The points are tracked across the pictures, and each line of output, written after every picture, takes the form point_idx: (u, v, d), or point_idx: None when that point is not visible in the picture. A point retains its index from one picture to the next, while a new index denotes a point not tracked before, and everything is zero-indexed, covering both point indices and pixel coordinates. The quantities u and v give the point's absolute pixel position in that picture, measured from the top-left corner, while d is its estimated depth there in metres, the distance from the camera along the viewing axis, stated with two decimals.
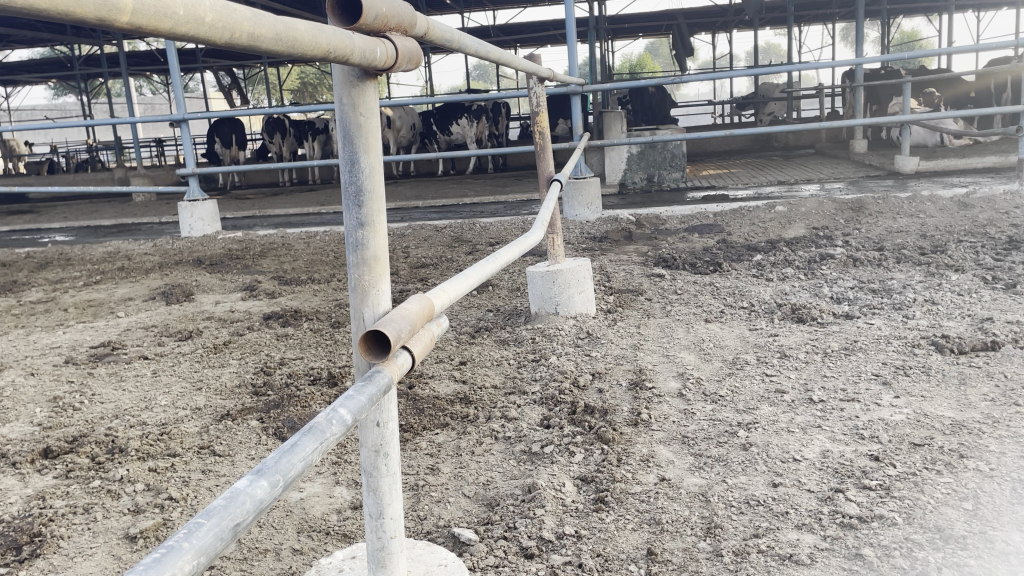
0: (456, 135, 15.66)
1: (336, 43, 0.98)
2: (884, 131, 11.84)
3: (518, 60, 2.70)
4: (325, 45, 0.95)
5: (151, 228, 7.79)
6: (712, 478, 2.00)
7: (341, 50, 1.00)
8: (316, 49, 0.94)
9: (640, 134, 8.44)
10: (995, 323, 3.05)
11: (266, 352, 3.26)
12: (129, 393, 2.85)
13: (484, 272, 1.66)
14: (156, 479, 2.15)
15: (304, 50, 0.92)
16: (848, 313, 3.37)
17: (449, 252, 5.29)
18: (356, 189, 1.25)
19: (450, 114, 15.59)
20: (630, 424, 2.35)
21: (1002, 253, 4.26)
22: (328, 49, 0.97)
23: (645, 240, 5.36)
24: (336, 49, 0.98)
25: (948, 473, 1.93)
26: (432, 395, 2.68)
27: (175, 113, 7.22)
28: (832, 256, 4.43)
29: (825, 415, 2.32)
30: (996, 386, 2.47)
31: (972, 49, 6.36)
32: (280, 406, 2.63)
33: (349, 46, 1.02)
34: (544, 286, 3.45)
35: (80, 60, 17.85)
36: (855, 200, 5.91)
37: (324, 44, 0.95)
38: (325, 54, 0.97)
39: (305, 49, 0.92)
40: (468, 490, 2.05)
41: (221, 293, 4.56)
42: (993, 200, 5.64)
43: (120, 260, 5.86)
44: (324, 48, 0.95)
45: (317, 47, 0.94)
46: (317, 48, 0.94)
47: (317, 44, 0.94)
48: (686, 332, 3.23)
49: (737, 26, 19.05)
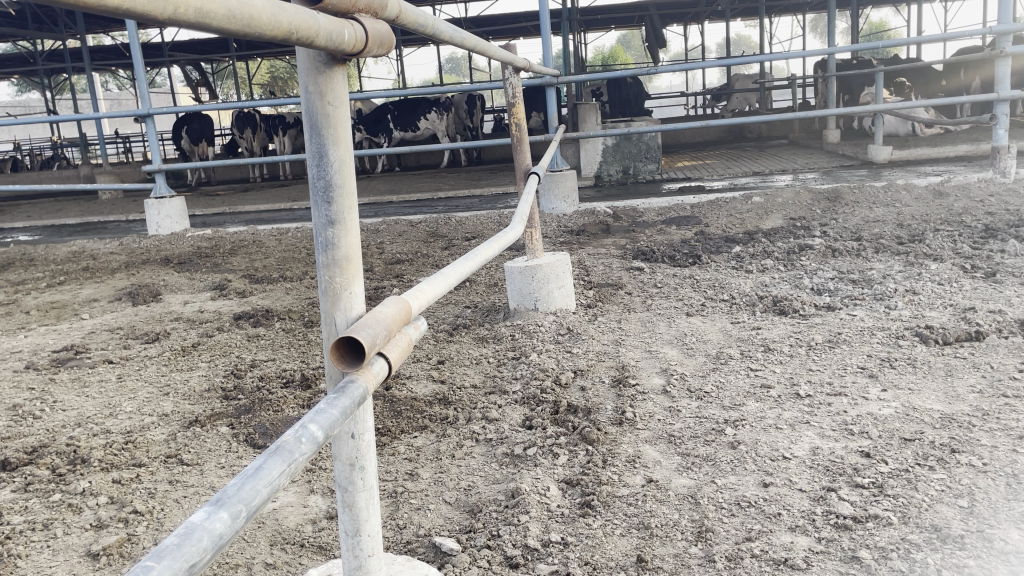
0: (422, 130, 15.51)
1: (298, 23, 0.90)
2: (856, 121, 11.91)
3: (494, 48, 2.60)
4: (284, 24, 0.87)
5: (118, 226, 7.61)
6: (700, 479, 1.94)
7: (304, 32, 0.92)
8: (274, 28, 0.86)
9: (614, 126, 8.37)
10: (978, 313, 3.03)
11: (237, 354, 3.16)
12: (93, 400, 2.73)
13: (464, 271, 1.58)
14: (120, 491, 2.05)
15: (260, 28, 0.84)
16: (830, 304, 3.33)
17: (424, 248, 5.20)
18: (325, 184, 1.16)
19: (417, 109, 15.48)
20: (614, 423, 2.28)
21: (979, 241, 4.26)
22: (290, 30, 0.89)
23: (623, 233, 5.30)
24: (298, 31, 0.90)
25: (941, 468, 1.89)
26: (410, 396, 2.59)
27: (140, 108, 7.02)
28: (811, 247, 4.40)
29: (813, 410, 2.27)
30: (982, 377, 2.44)
31: (944, 39, 6.37)
32: (252, 410, 2.53)
33: (313, 27, 0.93)
34: (522, 282, 3.37)
35: (42, 55, 17.40)
36: (831, 189, 5.90)
37: (282, 24, 0.87)
38: (285, 35, 0.89)
39: (262, 27, 0.85)
40: (448, 497, 1.97)
41: (189, 293, 4.43)
42: (968, 187, 5.66)
43: (85, 260, 5.70)
44: (282, 28, 0.87)
45: (276, 25, 0.86)
46: (275, 28, 0.86)
47: (274, 23, 0.86)
48: (668, 327, 3.17)
49: (709, 17, 19.10)
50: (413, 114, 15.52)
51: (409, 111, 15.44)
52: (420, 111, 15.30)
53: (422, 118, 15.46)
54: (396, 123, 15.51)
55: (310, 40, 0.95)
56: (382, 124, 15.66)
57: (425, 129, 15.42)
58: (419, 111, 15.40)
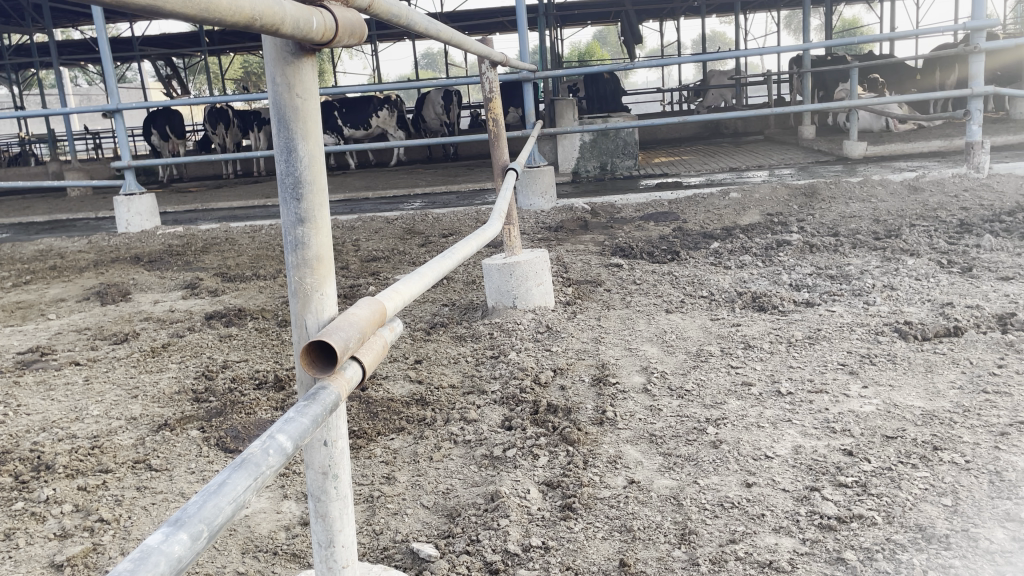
0: (374, 128, 15.37)
1: (261, 10, 0.85)
2: (829, 117, 11.98)
3: (471, 41, 2.53)
4: (246, 9, 0.82)
5: (87, 224, 7.47)
6: (682, 480, 1.91)
7: (268, 19, 0.86)
8: (236, 14, 0.81)
9: (591, 122, 8.34)
10: (956, 308, 3.02)
11: (208, 355, 3.09)
12: (58, 403, 2.65)
13: (441, 270, 1.53)
14: (85, 498, 1.98)
15: (220, 14, 0.79)
16: (808, 300, 3.32)
17: (401, 245, 5.13)
18: (294, 181, 1.11)
19: (367, 107, 15.32)
20: (595, 423, 2.25)
21: (955, 236, 4.27)
22: (252, 17, 0.84)
23: (601, 229, 5.28)
24: (260, 17, 0.85)
25: (923, 466, 1.87)
26: (386, 397, 2.54)
27: (109, 103, 6.87)
28: (789, 243, 4.39)
29: (794, 408, 2.25)
30: (963, 372, 2.43)
31: (918, 36, 6.40)
32: (223, 413, 2.46)
33: (278, 14, 0.88)
34: (501, 279, 3.33)
35: (9, 49, 17.04)
36: (807, 185, 5.91)
37: (243, 10, 0.82)
38: (247, 21, 0.83)
39: (222, 13, 0.79)
40: (427, 501, 1.92)
41: (160, 292, 4.34)
42: (942, 183, 5.69)
43: (52, 258, 5.57)
44: (244, 13, 0.82)
45: (237, 11, 0.81)
46: (237, 14, 0.81)
47: (235, 9, 0.81)
48: (648, 324, 3.14)
49: (685, 14, 19.12)
50: (363, 112, 15.40)
51: (359, 108, 15.29)
52: (371, 109, 15.16)
53: (372, 115, 15.35)
54: (345, 121, 15.33)
55: (275, 28, 0.89)
56: (329, 123, 15.43)
57: (376, 127, 15.32)
58: (370, 109, 15.22)
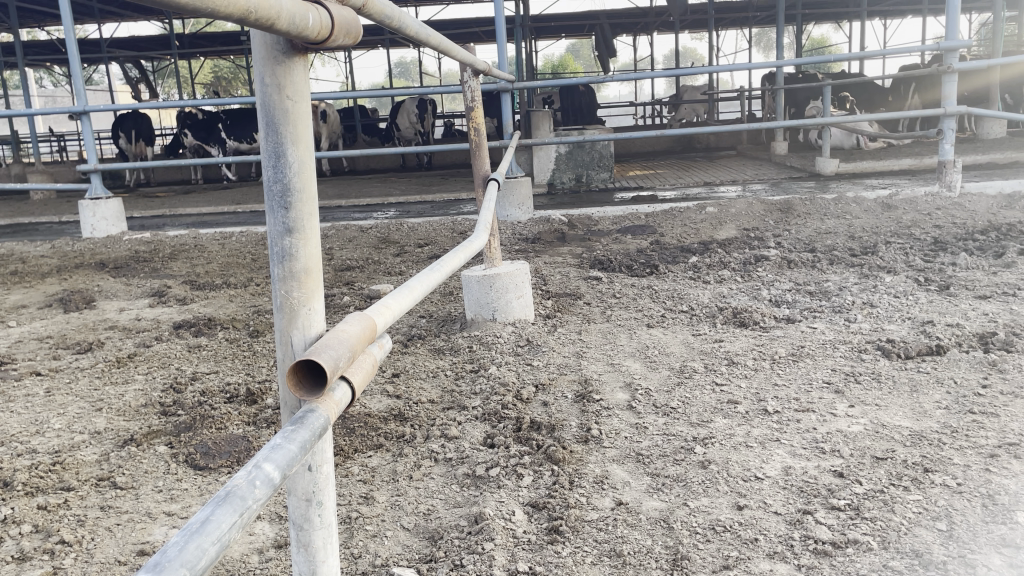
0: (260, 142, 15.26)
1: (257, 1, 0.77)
2: (801, 134, 12.09)
3: (455, 49, 2.47)
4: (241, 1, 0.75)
5: (49, 228, 7.28)
6: (672, 502, 1.86)
7: (263, 12, 0.79)
8: (230, 7, 0.74)
9: (567, 134, 8.32)
10: (936, 326, 3.02)
11: (176, 366, 2.98)
12: (18, 416, 2.53)
13: (430, 283, 1.45)
14: (46, 519, 1.86)
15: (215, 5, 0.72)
16: (789, 316, 3.30)
17: (375, 254, 5.05)
18: (283, 188, 1.03)
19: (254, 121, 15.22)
20: (580, 441, 2.19)
21: (929, 254, 4.30)
22: (247, 8, 0.76)
23: (578, 241, 5.24)
24: (257, 10, 0.77)
25: (916, 489, 1.84)
26: (363, 412, 2.46)
27: (75, 105, 6.69)
28: (766, 258, 4.39)
29: (782, 427, 2.21)
30: (947, 393, 2.42)
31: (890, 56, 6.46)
32: (192, 428, 2.36)
33: (274, 8, 0.80)
34: (480, 292, 3.27)
35: None
36: (783, 201, 5.93)
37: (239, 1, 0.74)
38: (242, 13, 0.76)
39: (216, 4, 0.72)
40: (407, 522, 1.85)
41: (126, 299, 4.21)
42: (915, 201, 5.74)
43: (13, 263, 5.41)
44: (238, 6, 0.75)
45: (232, 2, 0.74)
46: (231, 5, 0.74)
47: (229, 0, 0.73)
48: (629, 339, 3.10)
49: (658, 28, 19.26)
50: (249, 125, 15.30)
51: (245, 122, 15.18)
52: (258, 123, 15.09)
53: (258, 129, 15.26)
54: (230, 133, 15.23)
55: (271, 22, 0.82)
56: (213, 135, 15.27)
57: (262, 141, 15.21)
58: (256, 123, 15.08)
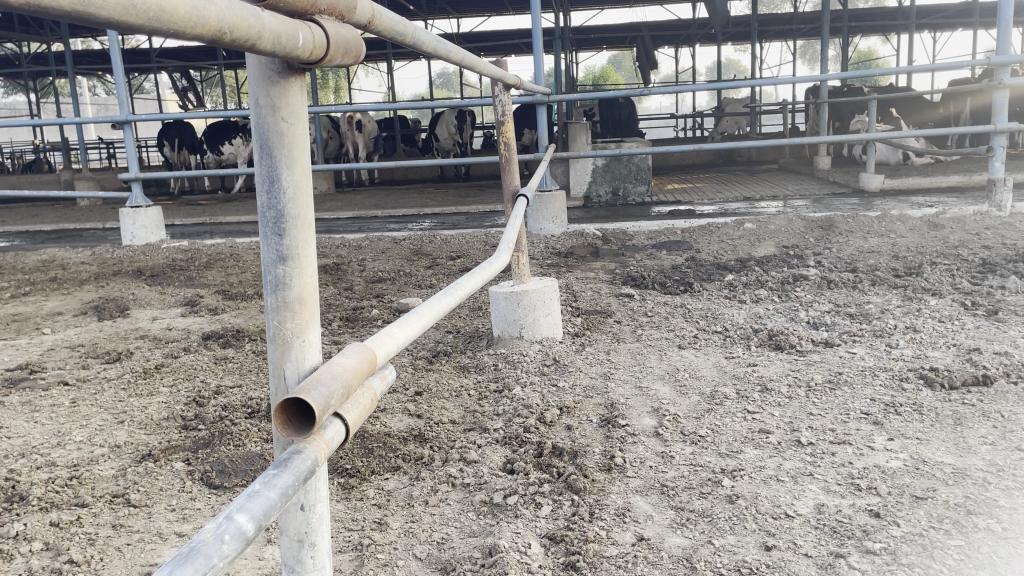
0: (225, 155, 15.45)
1: (232, 19, 0.73)
2: (847, 148, 11.82)
3: (482, 63, 2.43)
4: (210, 20, 0.70)
5: (93, 234, 7.41)
6: (696, 539, 1.77)
7: (240, 33, 0.75)
8: (197, 26, 0.69)
9: (604, 146, 8.24)
10: (983, 354, 2.88)
11: (201, 378, 2.97)
12: (41, 427, 2.53)
13: (440, 310, 1.40)
14: (57, 536, 1.84)
15: (178, 25, 0.67)
16: (827, 340, 3.18)
17: (407, 266, 5.03)
18: (277, 215, 0.98)
19: (223, 134, 15.42)
20: (603, 470, 2.12)
21: (977, 276, 4.13)
22: (221, 28, 0.72)
23: (612, 256, 5.16)
24: (233, 30, 0.73)
25: (957, 533, 1.73)
26: (383, 432, 2.41)
27: (119, 114, 6.80)
28: (805, 277, 4.26)
29: (816, 461, 2.11)
30: (994, 427, 2.29)
31: (939, 71, 6.27)
32: (210, 444, 2.34)
33: (254, 27, 0.76)
34: (507, 309, 3.21)
35: (28, 57, 17.16)
36: (824, 217, 5.77)
37: (208, 20, 0.70)
38: (214, 34, 0.72)
39: (179, 24, 0.68)
40: (419, 551, 1.79)
41: (159, 308, 4.24)
42: (963, 220, 5.55)
43: (53, 269, 5.49)
44: (208, 25, 0.70)
45: (199, 22, 0.69)
46: (198, 25, 0.69)
47: (195, 19, 0.69)
48: (659, 360, 3.01)
49: (700, 40, 19.10)
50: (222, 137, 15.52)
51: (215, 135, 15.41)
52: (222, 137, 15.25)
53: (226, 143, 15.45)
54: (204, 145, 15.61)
55: (252, 43, 0.77)
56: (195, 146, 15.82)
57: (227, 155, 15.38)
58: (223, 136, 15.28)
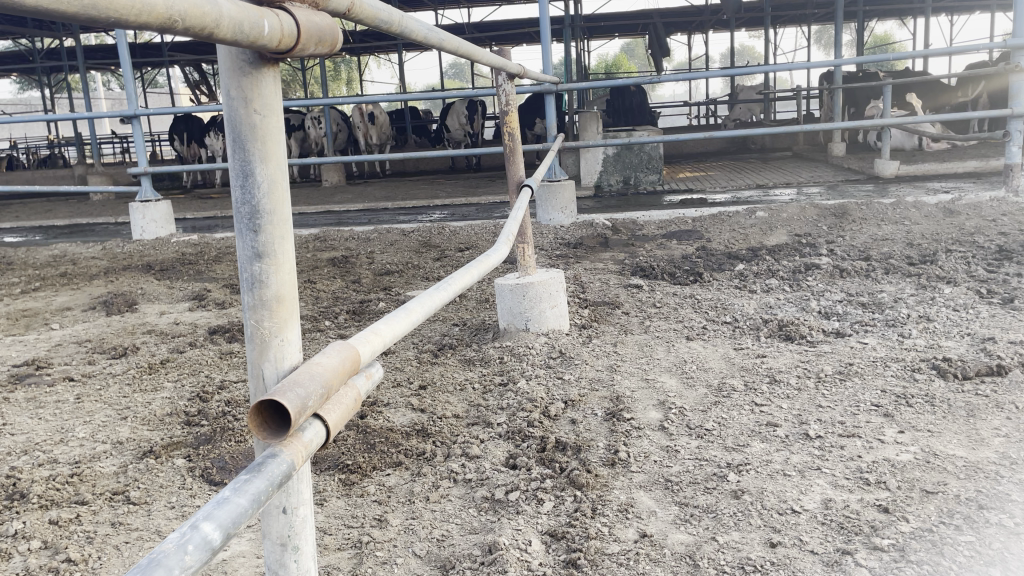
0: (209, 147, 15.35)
1: (183, 7, 0.70)
2: (861, 135, 11.68)
3: (482, 52, 2.39)
4: (158, 6, 0.67)
5: (105, 229, 7.44)
6: (699, 535, 1.74)
7: (194, 21, 0.72)
8: (143, 14, 0.66)
9: (615, 135, 8.16)
10: (998, 344, 2.82)
11: (206, 373, 2.96)
12: (45, 423, 2.53)
13: (431, 305, 1.37)
14: (56, 535, 1.83)
15: (121, 13, 0.64)
16: (839, 330, 3.12)
17: (415, 259, 5.00)
18: (251, 210, 0.96)
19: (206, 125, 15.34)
20: (607, 464, 2.09)
21: (993, 263, 4.06)
22: (171, 16, 0.70)
23: (622, 246, 5.11)
24: (184, 17, 0.70)
25: (968, 529, 1.68)
26: (386, 426, 2.39)
27: (127, 108, 6.80)
28: (817, 266, 4.20)
29: (824, 454, 2.07)
30: (1009, 419, 2.23)
31: (955, 54, 6.14)
32: (212, 440, 2.32)
33: (210, 14, 0.73)
34: (513, 301, 3.18)
35: (41, 54, 17.24)
36: (838, 205, 5.69)
37: (156, 7, 0.67)
38: (163, 20, 0.69)
39: (125, 12, 0.64)
40: (419, 548, 1.77)
41: (167, 303, 4.23)
42: (979, 206, 5.46)
43: (64, 265, 5.50)
44: (156, 11, 0.67)
45: (146, 8, 0.66)
46: (145, 12, 0.66)
47: (141, 7, 0.66)
48: (666, 352, 2.97)
49: (712, 27, 18.91)
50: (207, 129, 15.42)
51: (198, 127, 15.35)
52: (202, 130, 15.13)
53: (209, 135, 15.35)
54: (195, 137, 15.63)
55: (211, 32, 0.75)
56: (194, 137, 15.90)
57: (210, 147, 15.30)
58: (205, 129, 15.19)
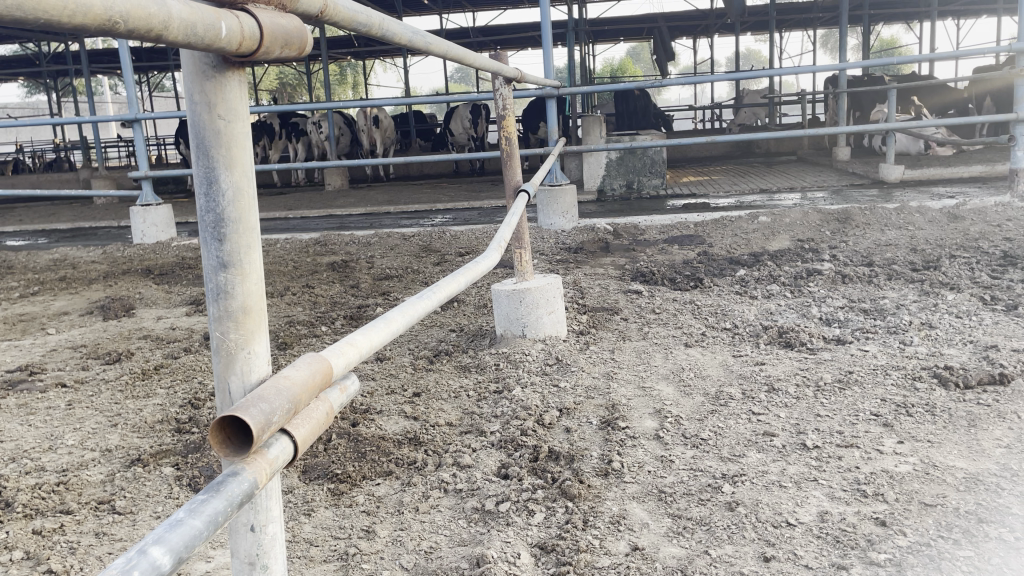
0: None
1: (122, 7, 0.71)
2: (867, 139, 11.63)
3: (475, 54, 2.37)
4: (94, 7, 0.68)
5: (106, 233, 7.43)
6: (692, 549, 1.71)
7: (138, 21, 0.73)
8: (78, 14, 0.67)
9: (618, 139, 8.13)
10: (1000, 352, 2.78)
11: (199, 380, 2.93)
12: (35, 430, 2.50)
13: (413, 314, 1.35)
14: (38, 545, 1.81)
15: (53, 13, 0.64)
16: (839, 337, 3.08)
17: (415, 263, 4.98)
18: (216, 218, 0.96)
19: None
20: (599, 475, 2.05)
21: (998, 269, 4.01)
22: (111, 17, 0.71)
23: (622, 251, 5.08)
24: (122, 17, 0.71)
25: (967, 543, 1.64)
26: (378, 434, 2.36)
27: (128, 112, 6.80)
28: (819, 272, 4.15)
29: (821, 465, 2.03)
30: (1010, 429, 2.20)
31: (959, 58, 6.10)
32: (201, 449, 2.29)
33: (155, 14, 0.74)
34: (510, 307, 3.14)
35: (47, 57, 17.30)
36: (841, 209, 5.64)
37: (91, 8, 0.68)
38: (101, 22, 0.70)
39: (58, 13, 0.65)
40: (406, 561, 1.74)
41: (164, 308, 4.21)
42: (984, 211, 5.40)
43: (64, 269, 5.50)
44: (92, 13, 0.68)
45: (81, 10, 0.67)
46: (80, 13, 0.67)
47: (76, 7, 0.66)
48: (664, 359, 2.94)
49: (718, 31, 18.86)
50: None
51: None
52: None
53: None
54: None
55: (158, 32, 0.76)
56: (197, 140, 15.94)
57: None
58: None
